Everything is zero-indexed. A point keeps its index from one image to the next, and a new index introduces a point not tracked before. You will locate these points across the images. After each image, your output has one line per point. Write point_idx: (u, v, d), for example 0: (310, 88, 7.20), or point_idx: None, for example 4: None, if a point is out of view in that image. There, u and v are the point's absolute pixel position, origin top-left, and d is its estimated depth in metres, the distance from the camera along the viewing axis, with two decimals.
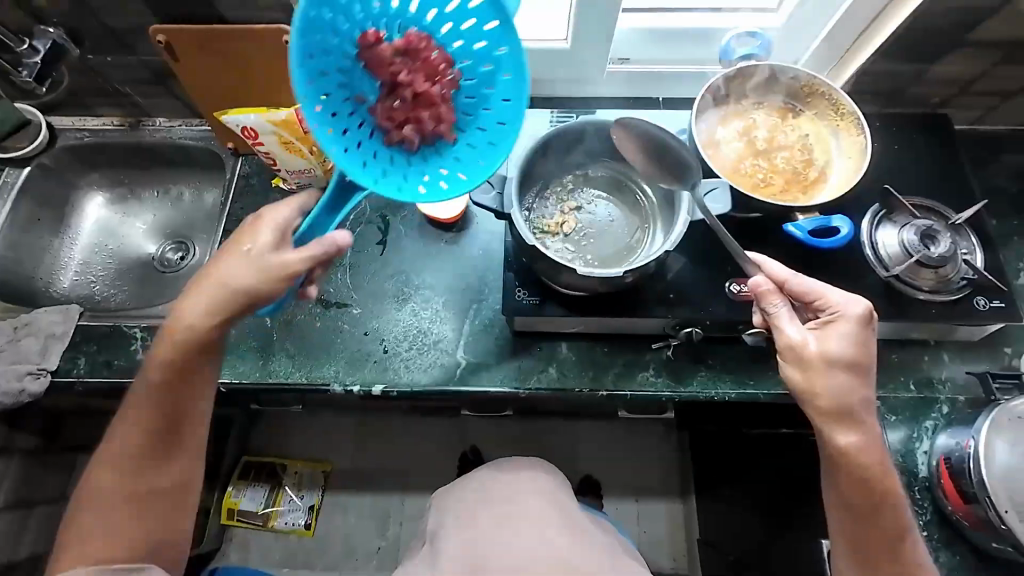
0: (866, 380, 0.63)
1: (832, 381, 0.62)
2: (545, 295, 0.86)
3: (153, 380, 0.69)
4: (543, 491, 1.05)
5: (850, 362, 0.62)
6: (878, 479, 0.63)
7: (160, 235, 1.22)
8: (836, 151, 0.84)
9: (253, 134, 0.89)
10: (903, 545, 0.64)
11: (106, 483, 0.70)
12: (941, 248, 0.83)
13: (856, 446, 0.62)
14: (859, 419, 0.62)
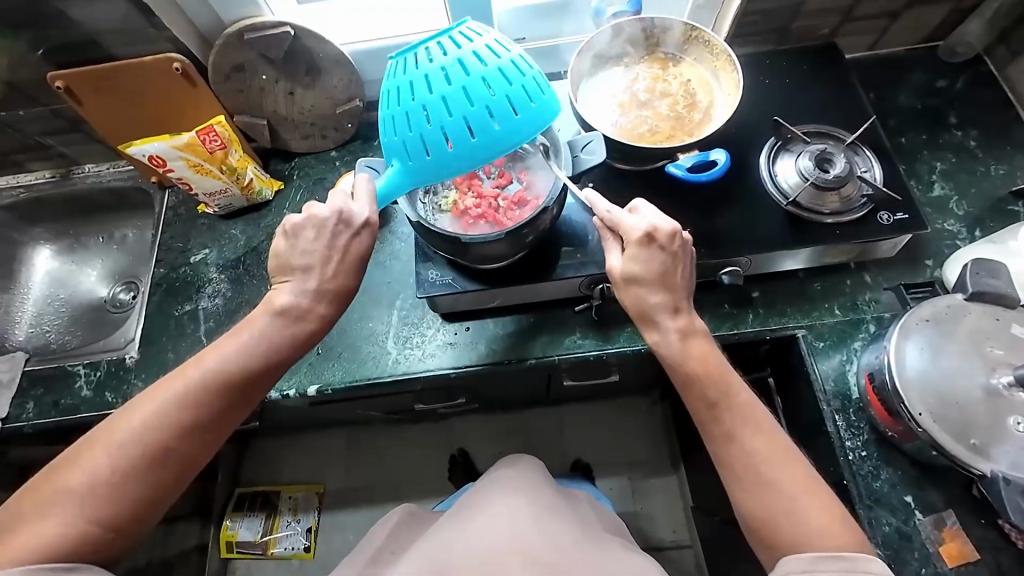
0: (671, 284, 0.69)
1: (632, 288, 0.69)
2: (457, 274, 0.88)
3: (233, 367, 0.68)
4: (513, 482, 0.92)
5: (648, 269, 0.68)
6: (689, 363, 0.68)
7: (107, 278, 1.26)
8: (717, 91, 0.86)
9: (161, 162, 0.92)
10: (738, 422, 0.65)
11: (106, 457, 0.63)
12: (838, 169, 0.84)
13: (662, 340, 0.69)
14: (661, 318, 0.69)
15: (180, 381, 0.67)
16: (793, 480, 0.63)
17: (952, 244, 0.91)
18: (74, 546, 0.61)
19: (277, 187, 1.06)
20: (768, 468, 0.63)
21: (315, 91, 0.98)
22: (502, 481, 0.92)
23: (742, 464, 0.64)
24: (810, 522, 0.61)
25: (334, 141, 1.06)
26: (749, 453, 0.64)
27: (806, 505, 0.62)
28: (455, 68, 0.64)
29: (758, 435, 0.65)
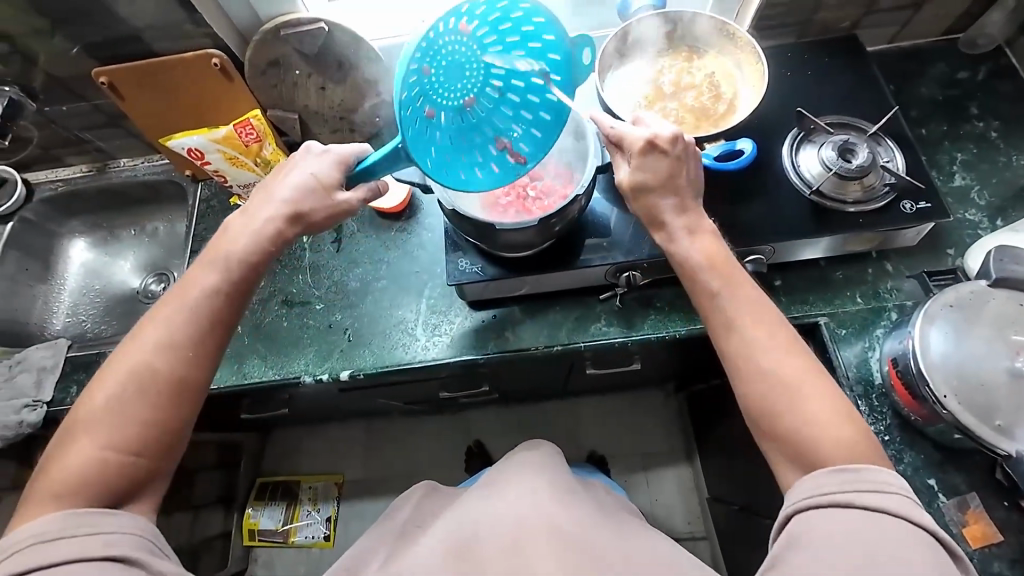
0: (677, 187, 0.70)
1: (642, 199, 0.70)
2: (485, 262, 0.90)
3: (215, 258, 0.66)
4: (535, 467, 0.92)
5: (657, 175, 0.69)
6: (698, 266, 0.67)
7: (141, 270, 1.30)
8: (741, 82, 0.87)
9: (199, 155, 0.96)
10: (745, 316, 0.64)
11: (108, 378, 0.60)
12: (861, 159, 0.85)
13: (674, 247, 0.69)
14: (668, 221, 0.70)
15: (166, 310, 0.64)
16: (798, 375, 0.60)
17: (973, 233, 0.92)
18: (92, 482, 0.57)
19: None
20: (777, 364, 0.61)
21: (346, 86, 1.01)
22: (527, 469, 0.92)
23: (744, 355, 0.62)
24: (815, 415, 0.59)
25: (363, 134, 1.09)
26: (755, 353, 0.62)
27: (806, 390, 0.60)
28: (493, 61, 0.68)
29: (762, 327, 0.63)
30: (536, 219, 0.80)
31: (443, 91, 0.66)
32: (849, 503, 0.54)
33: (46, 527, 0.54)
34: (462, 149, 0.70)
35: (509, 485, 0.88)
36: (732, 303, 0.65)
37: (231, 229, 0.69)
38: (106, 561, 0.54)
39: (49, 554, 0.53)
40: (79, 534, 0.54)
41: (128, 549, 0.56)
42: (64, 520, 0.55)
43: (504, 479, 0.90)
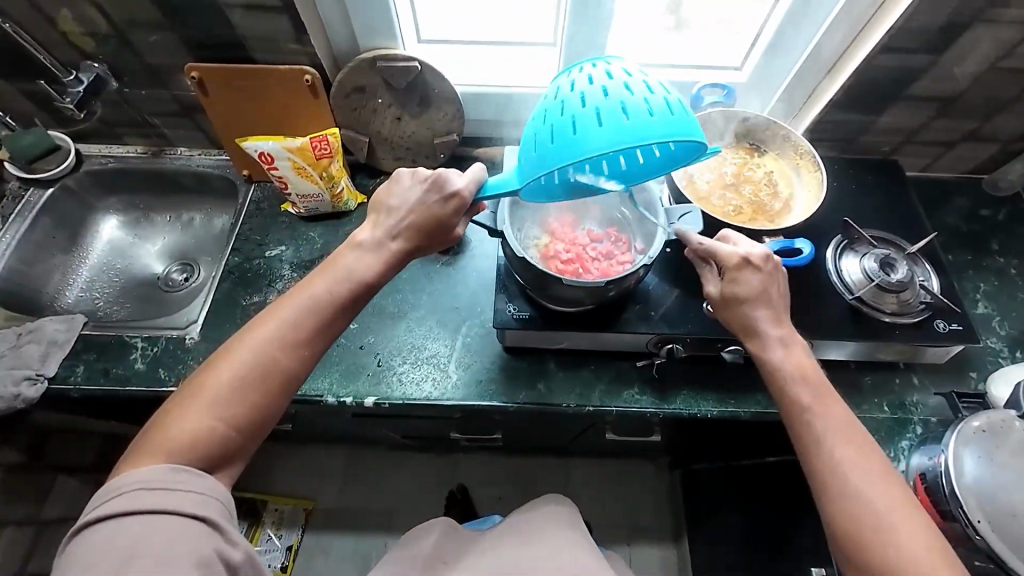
0: (771, 299, 0.74)
1: (731, 305, 0.74)
2: (533, 311, 0.91)
3: (346, 268, 0.69)
4: (556, 523, 0.98)
5: (755, 285, 0.73)
6: (788, 373, 0.70)
7: (168, 257, 1.28)
8: (798, 185, 0.93)
9: (269, 159, 0.97)
10: (838, 434, 0.66)
11: (237, 361, 0.62)
12: (900, 275, 0.91)
13: (767, 351, 0.72)
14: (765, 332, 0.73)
15: (292, 303, 0.66)
16: (884, 491, 0.62)
17: (994, 360, 0.97)
18: (199, 451, 0.59)
19: (361, 201, 1.12)
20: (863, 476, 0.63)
21: (421, 120, 1.06)
22: (551, 521, 0.98)
23: (832, 473, 0.64)
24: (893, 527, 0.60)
25: (423, 167, 1.14)
26: (838, 456, 0.65)
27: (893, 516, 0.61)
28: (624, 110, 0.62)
29: (851, 446, 0.65)
30: (602, 282, 0.81)
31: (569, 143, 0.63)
32: None
33: (148, 477, 0.57)
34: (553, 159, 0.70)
35: (536, 536, 0.95)
36: (827, 419, 0.67)
37: (359, 238, 0.72)
38: (193, 521, 0.57)
39: (149, 501, 0.56)
40: (173, 488, 0.57)
41: (210, 512, 0.58)
42: (164, 473, 0.57)
43: (522, 529, 0.97)
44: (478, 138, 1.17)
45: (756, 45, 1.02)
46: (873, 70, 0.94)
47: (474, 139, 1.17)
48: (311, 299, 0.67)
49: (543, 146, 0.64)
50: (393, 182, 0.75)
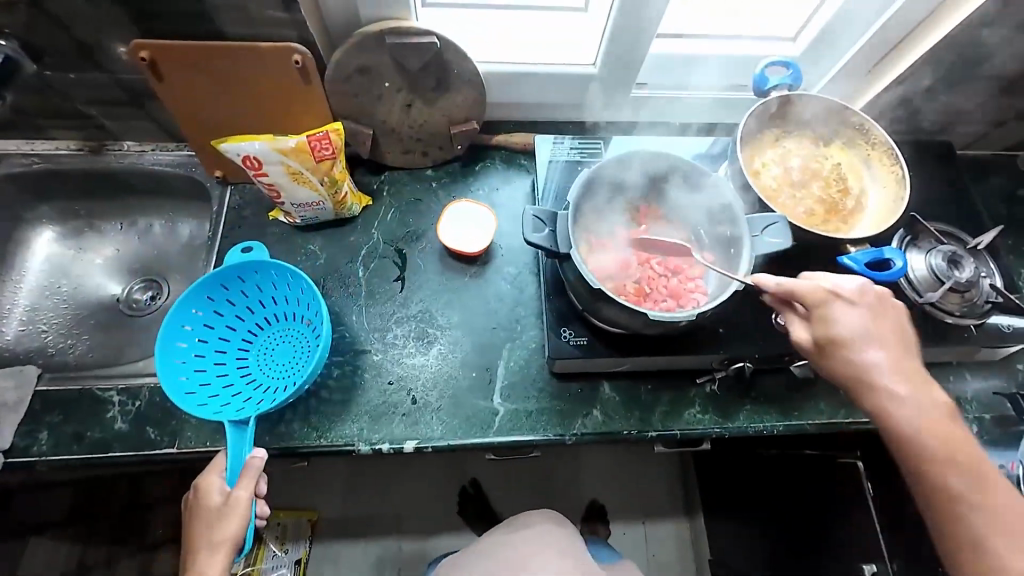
0: (882, 336, 0.65)
1: (835, 346, 0.65)
2: (592, 335, 0.82)
3: (204, 511, 0.69)
4: (555, 545, 0.94)
5: (852, 323, 0.64)
6: (911, 419, 0.62)
7: (127, 275, 1.08)
8: (869, 180, 0.84)
9: (256, 164, 0.79)
10: (955, 468, 0.60)
11: None
12: (966, 273, 0.86)
13: (884, 387, 0.64)
14: (869, 367, 0.64)
15: (191, 557, 0.68)
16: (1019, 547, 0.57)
17: None
18: None
19: (365, 203, 0.96)
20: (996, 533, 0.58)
21: (436, 106, 0.89)
22: (541, 542, 0.94)
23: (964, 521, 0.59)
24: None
25: (435, 159, 0.99)
26: (963, 506, 0.59)
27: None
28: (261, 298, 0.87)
29: (978, 489, 0.60)
30: (691, 314, 0.69)
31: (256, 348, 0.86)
32: None
33: None
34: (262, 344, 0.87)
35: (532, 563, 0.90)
36: (943, 458, 0.61)
37: (204, 490, 0.70)
38: None
39: None
40: None
41: None
42: None
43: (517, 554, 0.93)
44: (497, 123, 1.03)
45: (811, 21, 0.92)
46: (949, 47, 0.85)
47: (493, 125, 1.03)
48: (200, 546, 0.68)
49: (213, 358, 0.83)
50: (197, 496, 0.70)
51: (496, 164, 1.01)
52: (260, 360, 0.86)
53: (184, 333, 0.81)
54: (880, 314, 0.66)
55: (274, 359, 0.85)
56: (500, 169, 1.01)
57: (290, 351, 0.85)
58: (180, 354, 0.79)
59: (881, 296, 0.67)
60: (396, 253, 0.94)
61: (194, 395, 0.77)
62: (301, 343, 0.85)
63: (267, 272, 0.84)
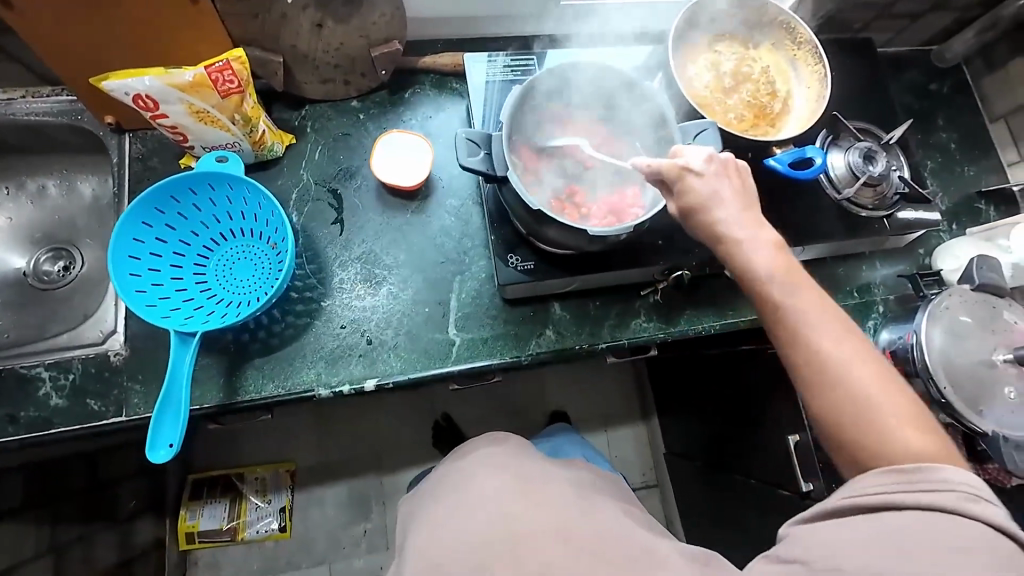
0: (729, 197, 0.64)
1: (695, 217, 0.64)
2: (537, 258, 0.83)
3: None
4: (495, 462, 0.83)
5: (708, 191, 0.63)
6: (765, 269, 0.61)
7: (29, 245, 0.97)
8: (796, 81, 0.85)
9: (152, 103, 0.70)
10: (811, 323, 0.58)
11: None
12: (879, 167, 0.91)
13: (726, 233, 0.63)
14: (722, 224, 0.63)
15: None
16: (873, 373, 0.55)
17: (938, 236, 1.06)
18: None
19: (288, 141, 0.89)
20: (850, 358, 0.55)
21: (352, 25, 0.81)
22: (475, 464, 0.84)
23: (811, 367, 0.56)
24: (866, 393, 0.54)
25: (358, 88, 0.91)
26: (828, 360, 0.56)
27: (880, 389, 0.54)
28: (227, 210, 0.77)
29: (833, 337, 0.56)
30: (625, 228, 0.70)
31: (217, 263, 0.78)
32: (885, 506, 0.49)
33: None
34: (221, 260, 0.78)
35: (465, 488, 0.80)
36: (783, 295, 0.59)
37: None
38: None
39: None
40: None
41: None
42: None
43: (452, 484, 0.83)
44: (423, 43, 0.95)
45: None
46: None
47: (418, 45, 0.95)
48: None
49: (170, 264, 0.75)
50: None
51: (426, 90, 0.95)
52: (220, 277, 0.78)
53: (142, 231, 0.73)
54: (716, 180, 0.65)
55: (234, 276, 0.77)
56: (431, 95, 0.95)
57: (251, 269, 0.78)
58: (132, 250, 0.71)
59: (727, 163, 0.65)
60: (330, 194, 0.89)
61: (145, 296, 0.71)
62: (264, 268, 0.77)
63: (236, 187, 0.74)
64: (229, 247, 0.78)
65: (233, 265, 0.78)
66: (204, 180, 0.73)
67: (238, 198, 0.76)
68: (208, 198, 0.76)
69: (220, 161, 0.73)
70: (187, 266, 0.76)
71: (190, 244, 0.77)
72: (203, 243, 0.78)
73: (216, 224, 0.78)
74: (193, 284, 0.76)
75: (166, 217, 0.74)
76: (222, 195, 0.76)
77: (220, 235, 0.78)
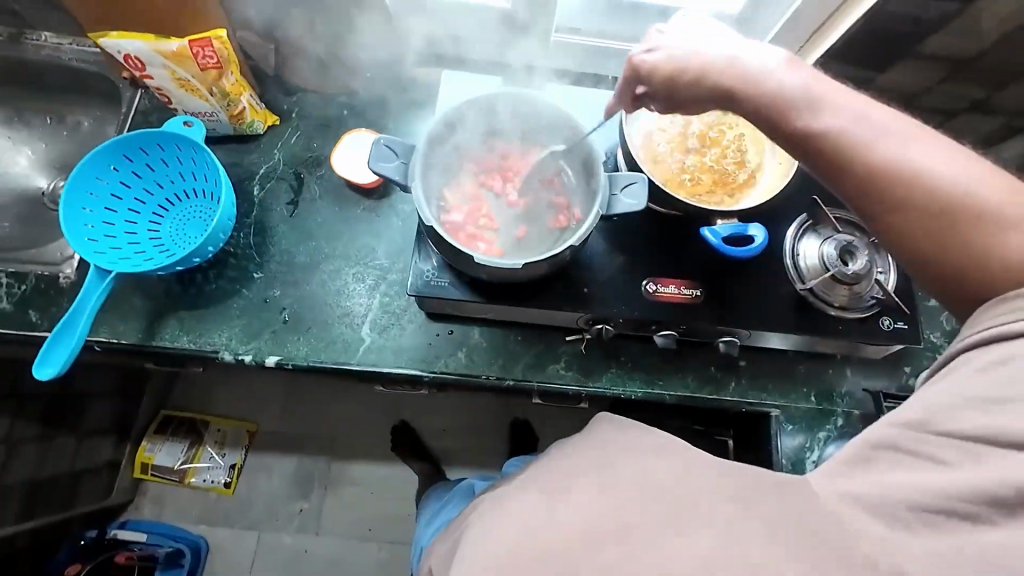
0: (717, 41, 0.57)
1: (670, 93, 0.59)
2: (454, 280, 0.81)
3: None
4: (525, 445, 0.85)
5: (676, 51, 0.58)
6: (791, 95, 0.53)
7: (53, 170, 1.10)
8: (769, 154, 0.81)
9: (139, 65, 0.79)
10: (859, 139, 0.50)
11: None
12: (858, 265, 0.81)
13: (729, 80, 0.55)
14: (726, 81, 0.56)
15: None
16: (920, 157, 0.49)
17: (932, 357, 0.93)
18: None
19: (271, 122, 0.95)
20: (930, 143, 0.49)
21: (341, 26, 0.89)
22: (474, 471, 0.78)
23: (873, 183, 0.50)
24: (919, 181, 0.48)
25: (346, 85, 0.97)
26: (887, 160, 0.49)
27: (929, 171, 0.48)
28: (189, 171, 0.84)
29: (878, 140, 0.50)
30: (518, 263, 0.71)
31: (170, 217, 0.84)
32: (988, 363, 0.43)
33: None
34: (175, 215, 0.85)
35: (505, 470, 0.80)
36: (811, 126, 0.52)
37: None
38: None
39: None
40: None
41: None
42: None
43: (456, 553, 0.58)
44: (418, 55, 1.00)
45: None
46: (879, 19, 0.78)
47: None
48: None
49: (127, 208, 0.82)
50: None
51: (412, 99, 0.98)
52: (169, 230, 0.84)
53: (107, 173, 0.80)
54: (706, 28, 0.59)
55: (179, 232, 0.83)
56: (415, 104, 0.98)
57: (195, 228, 0.84)
58: (93, 189, 0.79)
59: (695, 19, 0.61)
60: (294, 176, 0.94)
61: (90, 230, 0.78)
62: (204, 230, 0.83)
63: (197, 152, 0.81)
64: (185, 204, 0.85)
65: (184, 222, 0.84)
66: (171, 139, 0.80)
67: (198, 162, 0.82)
68: (174, 156, 0.83)
69: (186, 127, 0.80)
70: (143, 213, 0.83)
71: (150, 195, 0.84)
72: (163, 197, 0.85)
73: (177, 182, 0.85)
74: (142, 230, 0.83)
75: (134, 166, 0.82)
76: (185, 155, 0.82)
77: (179, 193, 0.85)
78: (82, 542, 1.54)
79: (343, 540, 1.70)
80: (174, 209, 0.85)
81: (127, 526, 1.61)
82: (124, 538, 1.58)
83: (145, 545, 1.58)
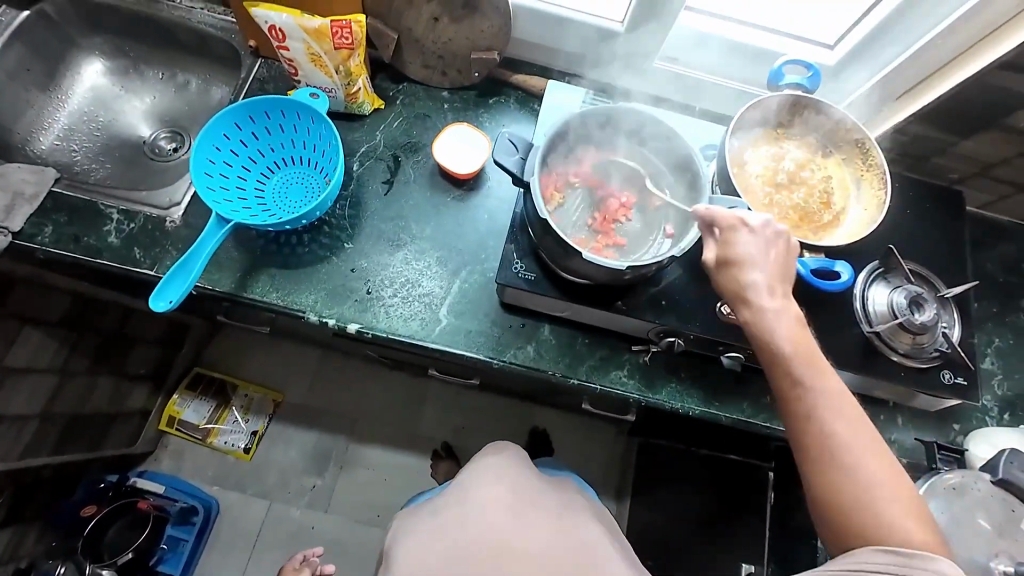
0: (772, 269, 0.64)
1: (727, 271, 0.65)
2: (541, 273, 0.85)
3: None
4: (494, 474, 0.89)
5: (753, 251, 0.64)
6: (789, 344, 0.60)
7: (158, 122, 1.16)
8: (854, 200, 0.86)
9: (280, 36, 0.85)
10: (828, 409, 0.57)
11: None
12: (926, 316, 0.84)
13: (760, 311, 0.62)
14: (754, 298, 0.62)
15: None
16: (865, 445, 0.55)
17: (981, 418, 0.94)
18: None
19: (378, 105, 1.00)
20: (864, 435, 0.55)
21: (463, 26, 0.95)
22: (482, 474, 0.89)
23: (819, 447, 0.56)
24: (858, 466, 0.54)
25: (451, 82, 1.02)
26: (838, 438, 0.55)
27: (878, 471, 0.54)
28: (304, 139, 0.90)
29: (846, 421, 0.56)
30: (623, 266, 0.75)
31: (279, 178, 0.91)
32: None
33: None
34: (283, 177, 0.91)
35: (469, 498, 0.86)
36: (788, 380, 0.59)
37: None
38: None
39: None
40: None
41: None
42: None
43: None
44: (520, 63, 1.05)
45: (860, 24, 0.89)
46: (976, 90, 0.82)
47: (515, 63, 1.05)
48: None
49: (241, 164, 0.88)
50: None
51: (509, 103, 1.04)
52: (275, 190, 0.90)
53: (232, 130, 0.86)
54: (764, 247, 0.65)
55: (286, 194, 0.89)
56: (513, 109, 1.03)
57: (302, 192, 0.89)
58: (217, 142, 0.85)
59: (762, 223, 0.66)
60: (391, 157, 0.99)
61: (209, 179, 0.83)
62: (313, 196, 0.88)
63: (319, 123, 0.87)
64: (294, 168, 0.91)
65: (291, 185, 0.90)
66: (296, 108, 0.87)
67: (316, 132, 0.89)
68: (294, 123, 0.89)
69: (312, 98, 0.86)
70: (255, 171, 0.89)
71: (263, 155, 0.90)
72: (273, 158, 0.90)
73: (290, 148, 0.91)
74: (251, 186, 0.89)
75: (253, 126, 0.88)
76: (305, 125, 0.88)
77: (289, 157, 0.91)
78: (102, 485, 1.54)
79: (351, 524, 1.69)
80: (282, 171, 0.91)
81: (144, 475, 1.61)
82: (140, 487, 1.57)
83: (161, 498, 1.58)
